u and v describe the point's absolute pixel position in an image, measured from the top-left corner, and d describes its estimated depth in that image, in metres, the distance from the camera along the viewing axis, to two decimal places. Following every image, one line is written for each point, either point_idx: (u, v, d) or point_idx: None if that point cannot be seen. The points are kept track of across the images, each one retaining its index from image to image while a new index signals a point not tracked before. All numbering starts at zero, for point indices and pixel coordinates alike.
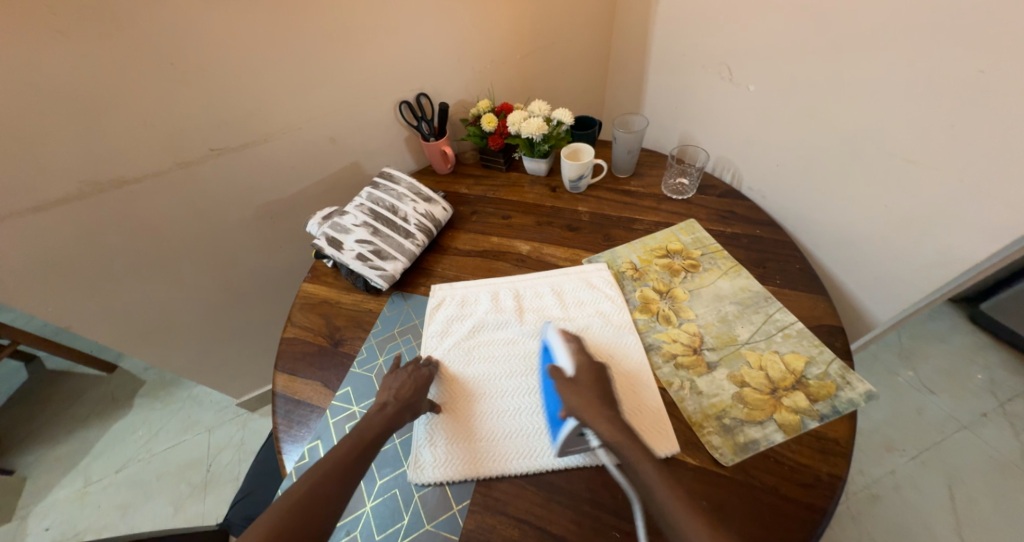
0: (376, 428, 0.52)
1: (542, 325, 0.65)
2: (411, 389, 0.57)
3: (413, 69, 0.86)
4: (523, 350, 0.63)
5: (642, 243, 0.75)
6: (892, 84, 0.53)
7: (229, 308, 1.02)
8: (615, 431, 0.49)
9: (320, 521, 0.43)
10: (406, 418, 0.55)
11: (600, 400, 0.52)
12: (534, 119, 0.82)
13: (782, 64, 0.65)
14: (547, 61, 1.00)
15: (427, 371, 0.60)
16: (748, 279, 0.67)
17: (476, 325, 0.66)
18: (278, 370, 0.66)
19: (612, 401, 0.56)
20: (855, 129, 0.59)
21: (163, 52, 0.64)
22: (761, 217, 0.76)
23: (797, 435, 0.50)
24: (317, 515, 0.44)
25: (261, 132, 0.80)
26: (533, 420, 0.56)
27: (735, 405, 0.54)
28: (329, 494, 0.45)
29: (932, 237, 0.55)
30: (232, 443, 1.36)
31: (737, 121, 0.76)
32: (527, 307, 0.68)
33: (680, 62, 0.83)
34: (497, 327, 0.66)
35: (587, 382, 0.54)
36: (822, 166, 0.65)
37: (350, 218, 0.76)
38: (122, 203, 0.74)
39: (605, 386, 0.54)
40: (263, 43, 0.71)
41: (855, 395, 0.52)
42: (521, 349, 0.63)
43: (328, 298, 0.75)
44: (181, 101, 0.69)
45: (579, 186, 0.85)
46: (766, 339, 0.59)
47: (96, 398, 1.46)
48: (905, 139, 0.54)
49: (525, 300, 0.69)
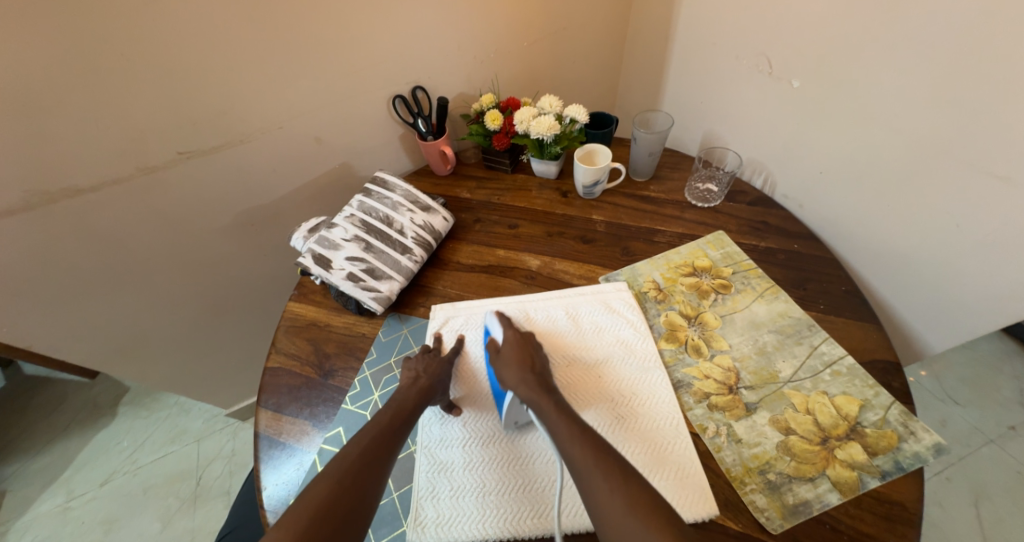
0: (411, 404, 0.49)
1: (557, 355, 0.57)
2: (440, 368, 0.54)
3: (409, 59, 0.77)
4: None
5: (665, 258, 0.68)
6: (984, 83, 0.45)
7: (212, 321, 0.94)
8: (531, 390, 0.48)
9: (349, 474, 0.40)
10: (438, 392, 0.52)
11: (523, 361, 0.52)
12: (544, 117, 0.73)
13: (835, 58, 0.56)
14: (558, 49, 0.91)
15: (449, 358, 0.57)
16: (787, 304, 0.60)
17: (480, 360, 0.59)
18: (261, 406, 0.59)
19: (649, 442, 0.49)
20: (925, 134, 0.51)
21: (112, 42, 0.54)
22: (798, 229, 0.68)
23: (856, 496, 0.44)
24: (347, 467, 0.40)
25: (237, 132, 0.71)
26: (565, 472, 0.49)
27: (781, 458, 0.47)
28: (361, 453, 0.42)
29: (1015, 265, 0.48)
30: (223, 453, 1.31)
31: (775, 120, 0.68)
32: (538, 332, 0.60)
33: (708, 53, 0.75)
34: None
35: (509, 345, 0.54)
36: (880, 175, 0.57)
37: (339, 231, 0.68)
38: (78, 215, 0.65)
39: (528, 350, 0.54)
40: (234, 30, 0.61)
41: (921, 448, 0.46)
42: None
43: (317, 321, 0.67)
44: (139, 98, 0.60)
45: (594, 192, 0.77)
46: (812, 377, 0.52)
47: (77, 405, 1.38)
48: (991, 151, 0.46)
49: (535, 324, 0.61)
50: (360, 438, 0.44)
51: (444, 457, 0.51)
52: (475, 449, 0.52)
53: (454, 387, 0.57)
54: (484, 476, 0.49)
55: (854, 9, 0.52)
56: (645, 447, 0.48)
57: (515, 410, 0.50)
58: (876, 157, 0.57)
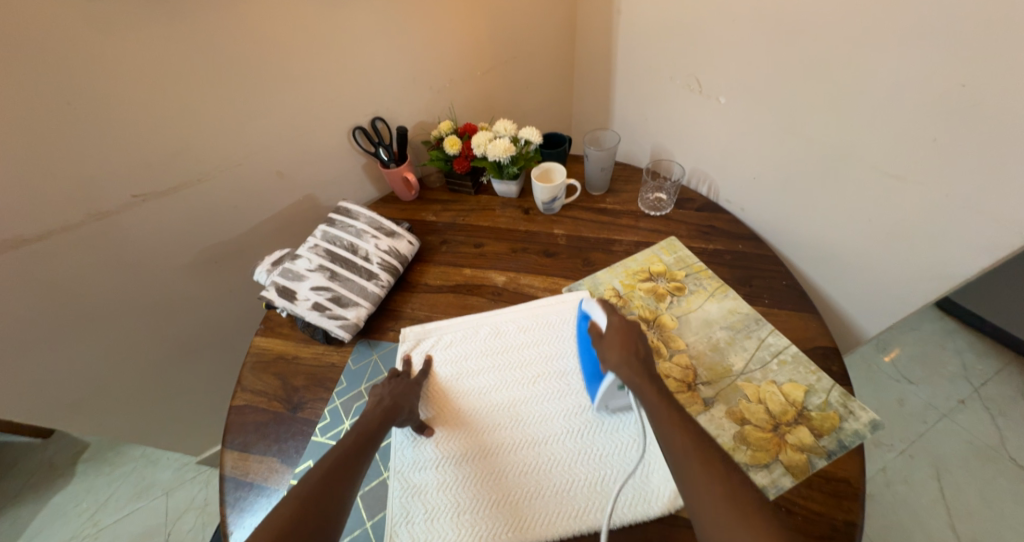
0: (373, 426, 0.49)
1: (529, 367, 0.60)
2: (404, 389, 0.55)
3: (365, 92, 0.79)
4: (508, 399, 0.57)
5: (623, 266, 0.71)
6: (870, 94, 0.51)
7: (178, 365, 0.91)
8: (635, 373, 0.48)
9: (307, 501, 0.39)
10: (402, 414, 0.52)
11: (627, 346, 0.51)
12: (499, 140, 0.77)
13: (753, 76, 0.62)
14: (509, 75, 0.95)
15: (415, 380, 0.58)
16: (736, 300, 0.63)
17: (453, 376, 0.60)
18: (227, 448, 0.58)
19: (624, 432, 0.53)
20: (834, 141, 0.57)
21: (59, 92, 0.55)
22: (741, 231, 0.73)
23: (806, 477, 0.47)
24: (305, 495, 0.39)
25: (194, 172, 0.71)
26: (541, 480, 0.50)
27: (738, 448, 0.49)
28: (321, 478, 0.41)
29: (921, 251, 0.54)
30: (194, 504, 1.24)
31: (710, 133, 0.73)
32: (510, 345, 0.63)
33: (646, 74, 0.80)
34: (476, 374, 0.60)
35: (614, 331, 0.53)
36: (804, 176, 0.63)
37: (303, 262, 0.68)
38: (25, 266, 0.63)
39: (633, 335, 0.53)
40: (185, 74, 0.62)
41: (860, 426, 0.50)
42: (507, 398, 0.57)
43: (284, 354, 0.67)
44: (90, 145, 0.60)
45: (553, 207, 0.81)
46: (761, 367, 0.56)
47: (29, 468, 1.29)
48: (887, 152, 0.52)
49: (506, 338, 0.64)
50: (323, 460, 0.43)
51: (416, 478, 0.52)
52: (448, 465, 0.52)
53: (424, 409, 0.57)
54: (456, 495, 0.50)
55: (763, 33, 0.58)
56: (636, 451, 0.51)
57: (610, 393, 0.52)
58: (799, 161, 0.62)
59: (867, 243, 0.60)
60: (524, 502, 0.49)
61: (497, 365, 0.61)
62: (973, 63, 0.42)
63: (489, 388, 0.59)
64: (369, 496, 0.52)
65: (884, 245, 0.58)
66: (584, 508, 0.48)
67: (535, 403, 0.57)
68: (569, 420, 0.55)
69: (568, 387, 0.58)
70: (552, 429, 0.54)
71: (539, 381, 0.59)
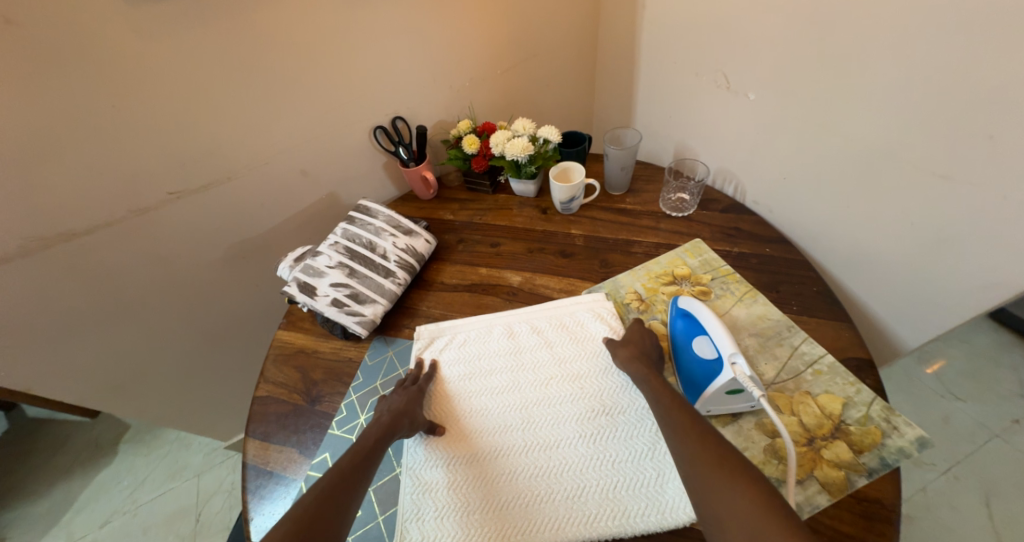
0: (371, 442, 0.49)
1: (540, 369, 0.59)
2: (406, 400, 0.55)
3: (387, 92, 0.80)
4: (519, 400, 0.57)
5: (645, 268, 0.69)
6: (916, 87, 0.47)
7: (209, 355, 0.96)
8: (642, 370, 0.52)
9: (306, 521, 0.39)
10: (404, 426, 0.52)
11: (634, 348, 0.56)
12: (518, 139, 0.76)
13: (786, 70, 0.59)
14: (531, 73, 0.94)
15: (418, 387, 0.58)
16: (766, 307, 0.60)
17: (465, 375, 0.60)
18: (249, 437, 0.60)
19: (636, 439, 0.52)
20: (874, 139, 0.53)
21: (103, 95, 0.58)
22: (768, 233, 0.70)
23: (843, 496, 0.44)
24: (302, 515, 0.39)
25: (225, 171, 0.74)
26: (550, 483, 0.50)
27: (769, 462, 0.47)
28: (319, 497, 0.41)
29: (972, 256, 0.50)
30: (223, 488, 1.30)
31: (737, 131, 0.70)
32: (521, 346, 0.62)
33: (672, 70, 0.78)
34: (487, 374, 0.60)
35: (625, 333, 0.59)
36: (839, 176, 0.59)
37: (324, 258, 0.70)
38: (72, 258, 0.67)
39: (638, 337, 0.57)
40: (217, 77, 0.65)
41: (905, 443, 0.47)
42: (517, 399, 0.57)
43: (305, 347, 0.69)
44: (131, 144, 0.64)
45: (571, 207, 0.79)
46: (795, 378, 0.53)
47: (77, 446, 1.38)
48: (935, 151, 0.48)
49: (518, 339, 0.63)
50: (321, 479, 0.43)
51: (425, 475, 0.52)
52: (456, 464, 0.53)
53: (434, 410, 0.57)
54: (463, 495, 0.50)
55: (796, 25, 0.55)
56: (649, 460, 0.50)
57: (716, 397, 0.50)
58: (833, 160, 0.59)
59: (909, 247, 0.56)
60: (530, 506, 0.48)
61: (507, 367, 0.60)
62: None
63: (498, 389, 0.58)
64: (381, 492, 0.53)
65: (927, 250, 0.54)
66: (594, 514, 0.47)
67: (544, 406, 0.56)
68: (579, 424, 0.54)
69: (579, 390, 0.57)
70: (561, 433, 0.53)
71: (549, 383, 0.58)
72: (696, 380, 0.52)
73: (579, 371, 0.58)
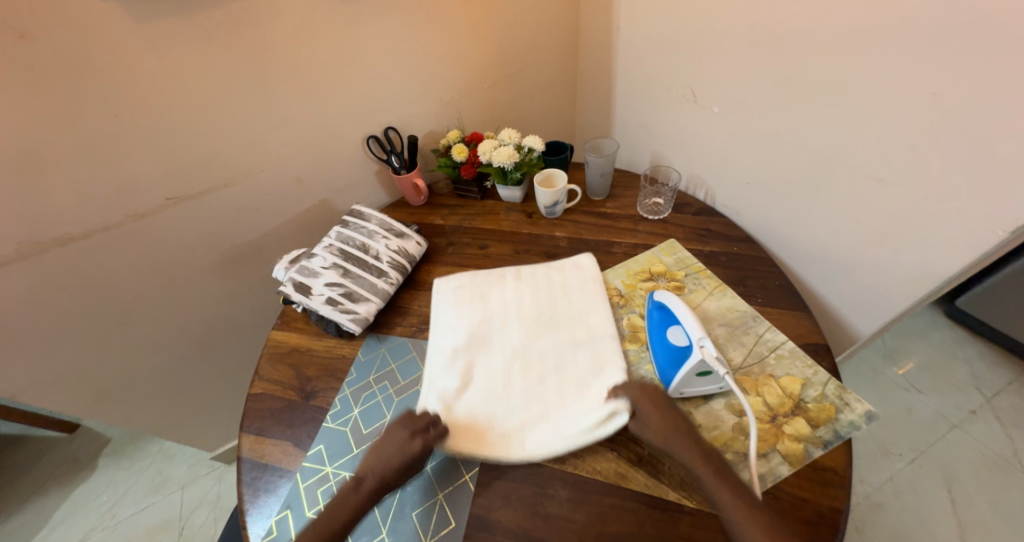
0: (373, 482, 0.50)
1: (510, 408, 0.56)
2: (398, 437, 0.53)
3: (379, 104, 0.85)
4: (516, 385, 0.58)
5: (625, 266, 0.74)
6: (852, 102, 0.54)
7: (199, 361, 0.96)
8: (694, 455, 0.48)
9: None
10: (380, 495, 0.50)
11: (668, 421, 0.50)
12: (504, 147, 0.81)
13: (744, 86, 0.66)
14: (516, 87, 1.00)
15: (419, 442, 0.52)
16: (734, 299, 0.65)
17: (481, 332, 0.65)
18: (243, 432, 0.61)
19: (530, 434, 0.54)
20: (824, 147, 0.60)
21: (109, 105, 0.61)
22: (736, 233, 0.76)
23: (802, 465, 0.49)
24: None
25: (222, 177, 0.77)
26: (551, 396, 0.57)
27: (738, 438, 0.51)
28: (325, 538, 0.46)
29: (911, 248, 0.56)
30: (207, 499, 1.27)
31: (705, 140, 0.76)
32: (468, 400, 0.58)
33: (646, 84, 0.84)
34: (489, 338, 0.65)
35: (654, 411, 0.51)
36: (795, 179, 0.65)
37: (318, 260, 0.72)
38: (67, 261, 0.69)
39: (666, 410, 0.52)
40: (218, 89, 0.68)
41: (855, 417, 0.51)
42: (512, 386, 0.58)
43: (299, 346, 0.71)
44: (134, 151, 0.67)
45: (555, 211, 0.84)
46: (759, 362, 0.58)
47: (55, 461, 1.35)
48: (873, 157, 0.55)
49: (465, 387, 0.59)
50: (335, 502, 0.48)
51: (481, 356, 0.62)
52: (499, 326, 0.66)
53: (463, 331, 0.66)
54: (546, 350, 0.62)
55: (751, 45, 0.62)
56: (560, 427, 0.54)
57: (687, 379, 0.54)
58: (791, 165, 0.65)
59: (860, 243, 0.62)
60: (546, 280, 0.72)
61: (494, 435, 0.54)
62: (945, 74, 0.45)
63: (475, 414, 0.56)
64: None
65: (877, 244, 0.60)
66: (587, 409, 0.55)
67: (537, 394, 0.57)
68: (582, 373, 0.59)
69: (571, 424, 0.54)
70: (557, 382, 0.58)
71: (507, 438, 0.54)
72: (667, 364, 0.56)
73: (544, 450, 0.52)
